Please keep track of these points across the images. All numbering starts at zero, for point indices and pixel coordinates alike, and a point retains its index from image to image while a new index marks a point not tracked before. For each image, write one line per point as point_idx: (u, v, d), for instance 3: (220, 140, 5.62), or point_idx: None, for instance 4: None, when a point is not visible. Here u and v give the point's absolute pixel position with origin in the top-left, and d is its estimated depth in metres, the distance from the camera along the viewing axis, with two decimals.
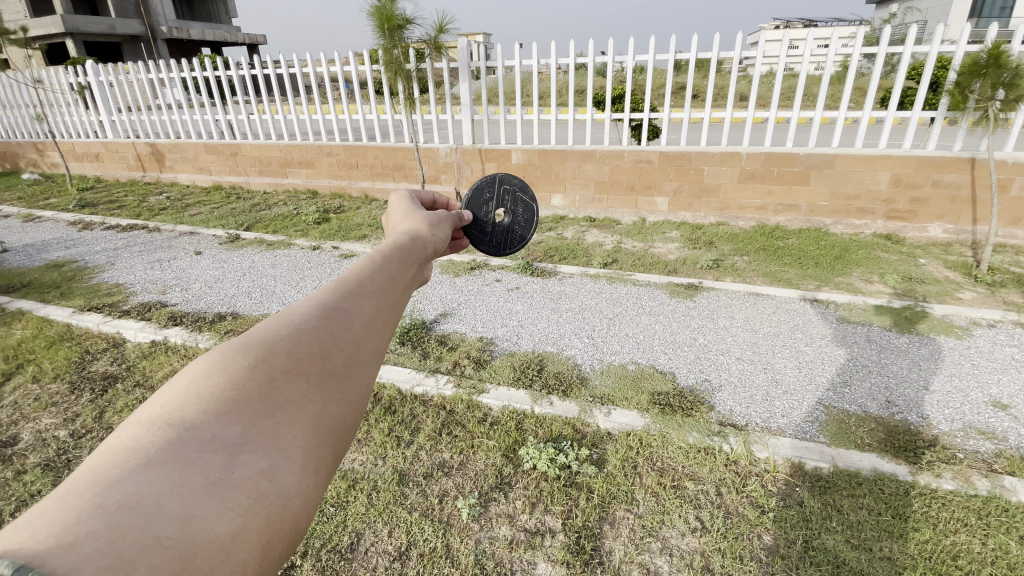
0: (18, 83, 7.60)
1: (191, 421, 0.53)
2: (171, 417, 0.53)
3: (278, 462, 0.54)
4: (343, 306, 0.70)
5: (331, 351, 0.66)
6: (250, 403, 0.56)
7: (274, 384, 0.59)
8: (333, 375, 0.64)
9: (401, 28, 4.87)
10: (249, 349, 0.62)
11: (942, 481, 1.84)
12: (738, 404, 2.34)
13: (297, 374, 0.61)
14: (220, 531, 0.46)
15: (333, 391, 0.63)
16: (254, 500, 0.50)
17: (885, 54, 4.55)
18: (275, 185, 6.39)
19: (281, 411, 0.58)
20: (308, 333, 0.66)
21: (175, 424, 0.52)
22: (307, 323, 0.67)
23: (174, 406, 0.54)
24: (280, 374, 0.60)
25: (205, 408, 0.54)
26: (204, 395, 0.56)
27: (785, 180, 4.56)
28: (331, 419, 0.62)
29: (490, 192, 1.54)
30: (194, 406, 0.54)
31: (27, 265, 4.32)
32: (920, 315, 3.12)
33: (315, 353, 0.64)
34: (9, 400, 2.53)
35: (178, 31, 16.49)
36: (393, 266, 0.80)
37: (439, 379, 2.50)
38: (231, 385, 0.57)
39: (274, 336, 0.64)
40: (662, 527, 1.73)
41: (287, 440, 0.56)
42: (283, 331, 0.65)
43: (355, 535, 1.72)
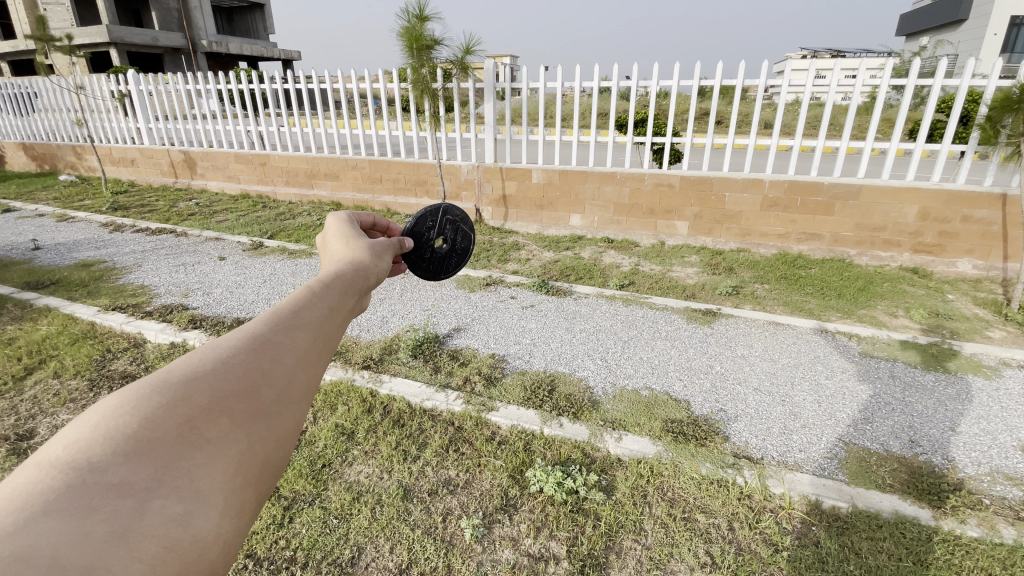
0: (63, 90, 7.96)
1: (97, 462, 0.47)
2: (74, 458, 0.46)
3: (195, 506, 0.49)
4: (276, 339, 0.66)
5: (259, 388, 0.61)
6: (164, 442, 0.51)
7: (192, 424, 0.54)
8: (260, 413, 0.59)
9: (429, 48, 5.00)
10: (167, 385, 0.56)
11: (966, 528, 1.76)
12: (754, 436, 2.27)
13: (218, 412, 0.56)
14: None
15: (259, 428, 0.59)
16: (167, 549, 0.45)
17: (914, 86, 4.48)
18: (300, 196, 6.54)
19: (198, 451, 0.53)
20: (233, 369, 0.61)
21: (79, 467, 0.46)
22: (234, 357, 0.62)
23: (77, 446, 0.47)
24: (198, 413, 0.55)
25: (114, 448, 0.48)
26: (114, 435, 0.50)
27: (808, 209, 4.50)
28: (257, 458, 0.58)
29: (433, 220, 1.44)
30: (102, 447, 0.48)
31: (59, 263, 4.47)
32: (948, 353, 3.01)
33: (241, 389, 0.59)
34: (29, 395, 2.59)
35: (217, 45, 17.15)
36: (335, 296, 0.76)
37: (449, 395, 2.49)
38: (145, 425, 0.51)
39: (194, 372, 0.58)
40: (669, 560, 1.68)
41: (205, 482, 0.51)
42: (205, 367, 0.60)
43: (356, 549, 1.70)
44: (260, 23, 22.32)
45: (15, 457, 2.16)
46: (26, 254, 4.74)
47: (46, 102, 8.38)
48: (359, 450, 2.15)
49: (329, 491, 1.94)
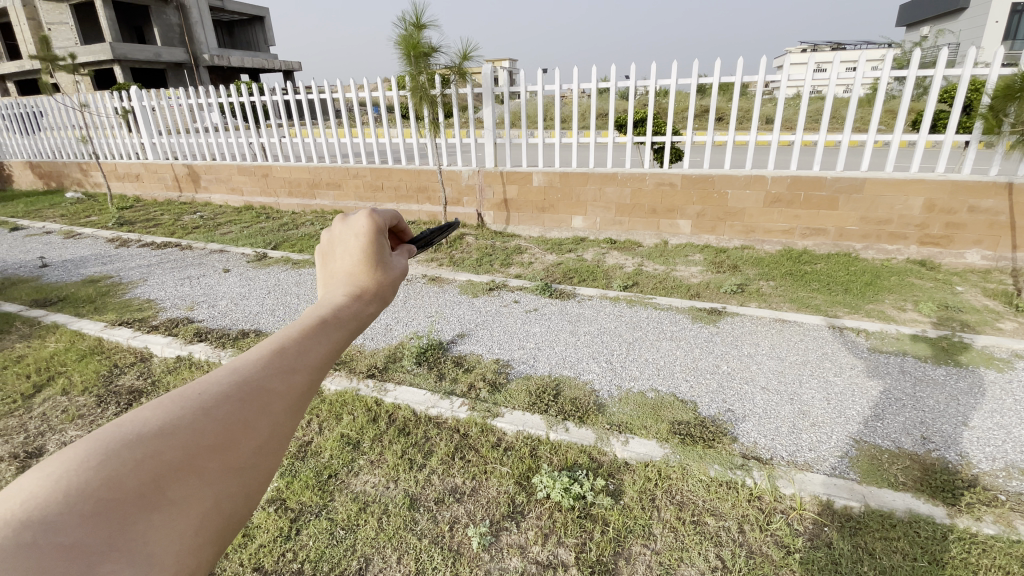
0: (67, 108, 8.06)
1: (54, 515, 0.42)
2: (25, 512, 0.42)
3: (150, 571, 0.45)
4: (268, 384, 0.61)
5: (238, 442, 0.57)
6: (125, 502, 0.47)
7: (159, 482, 0.50)
8: (233, 468, 0.56)
9: (427, 55, 5.01)
10: (138, 438, 0.51)
11: (982, 525, 1.72)
12: (762, 436, 2.24)
13: (189, 468, 0.52)
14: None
15: (229, 485, 0.55)
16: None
17: (915, 77, 4.43)
18: (304, 206, 6.57)
19: (160, 511, 0.49)
20: (212, 419, 0.56)
21: (31, 520, 0.41)
22: (216, 401, 0.58)
23: (35, 500, 0.43)
24: (167, 469, 0.51)
25: (73, 502, 0.44)
26: (76, 488, 0.45)
27: (812, 204, 4.46)
28: (219, 518, 0.54)
29: None
30: (63, 498, 0.43)
31: (66, 280, 4.51)
32: (959, 347, 2.96)
33: (217, 442, 0.55)
34: (38, 412, 2.61)
35: (220, 58, 17.36)
36: (346, 333, 0.70)
37: (453, 401, 2.47)
38: (109, 480, 0.47)
39: (170, 422, 0.54)
40: (680, 565, 1.66)
41: (162, 546, 0.47)
42: (182, 416, 0.55)
43: (363, 560, 1.69)
44: (260, 35, 22.56)
45: None
46: (34, 272, 4.78)
47: (50, 121, 8.48)
48: (366, 460, 2.14)
49: (336, 502, 1.94)
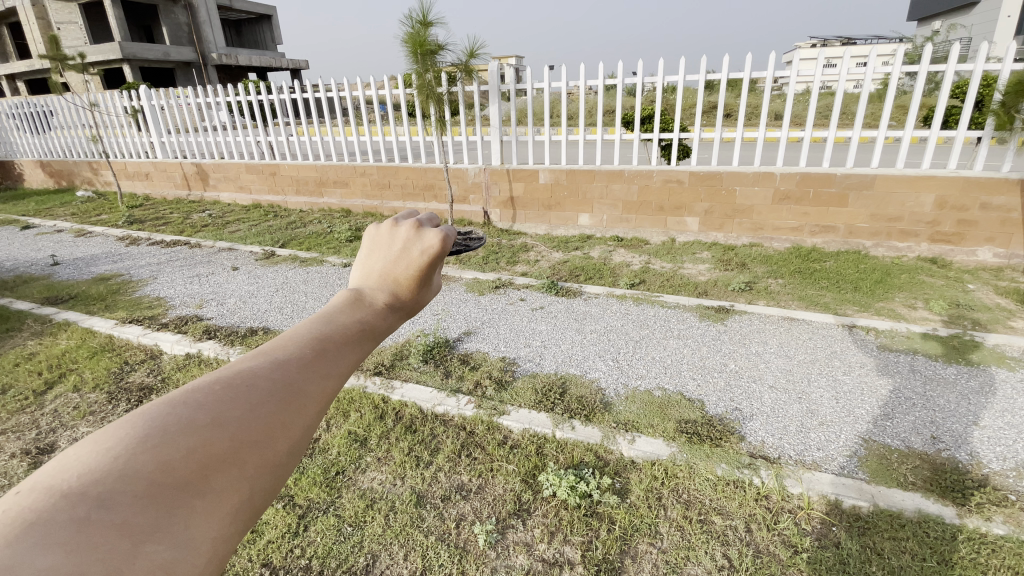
0: (78, 107, 8.14)
1: (108, 495, 0.44)
2: (83, 486, 0.44)
3: (185, 552, 0.47)
4: (304, 387, 0.61)
5: (273, 440, 0.57)
6: (173, 487, 0.48)
7: (204, 471, 0.51)
8: (269, 464, 0.56)
9: (433, 53, 5.01)
10: (188, 427, 0.52)
11: (992, 526, 1.71)
12: (770, 435, 2.23)
13: (230, 460, 0.53)
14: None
15: (264, 480, 0.55)
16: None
17: (926, 72, 4.37)
18: (311, 204, 6.60)
19: (202, 498, 0.50)
20: (256, 414, 0.57)
21: (89, 497, 0.43)
22: (258, 394, 0.58)
23: (92, 478, 0.45)
24: (212, 459, 0.51)
25: (127, 482, 0.46)
26: (132, 468, 0.47)
27: (821, 201, 4.42)
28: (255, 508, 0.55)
29: None
30: (118, 478, 0.46)
31: (77, 278, 4.56)
32: (970, 345, 2.93)
33: (257, 437, 0.55)
34: (50, 408, 2.65)
35: (227, 57, 17.45)
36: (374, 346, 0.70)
37: (460, 399, 2.48)
38: (161, 463, 0.48)
39: (218, 413, 0.55)
40: (686, 564, 1.65)
41: (200, 531, 0.49)
42: (229, 406, 0.56)
43: (370, 557, 1.71)
44: (268, 33, 22.66)
45: None
46: (46, 270, 4.84)
47: (61, 120, 8.56)
48: (373, 457, 2.16)
49: (344, 499, 1.95)
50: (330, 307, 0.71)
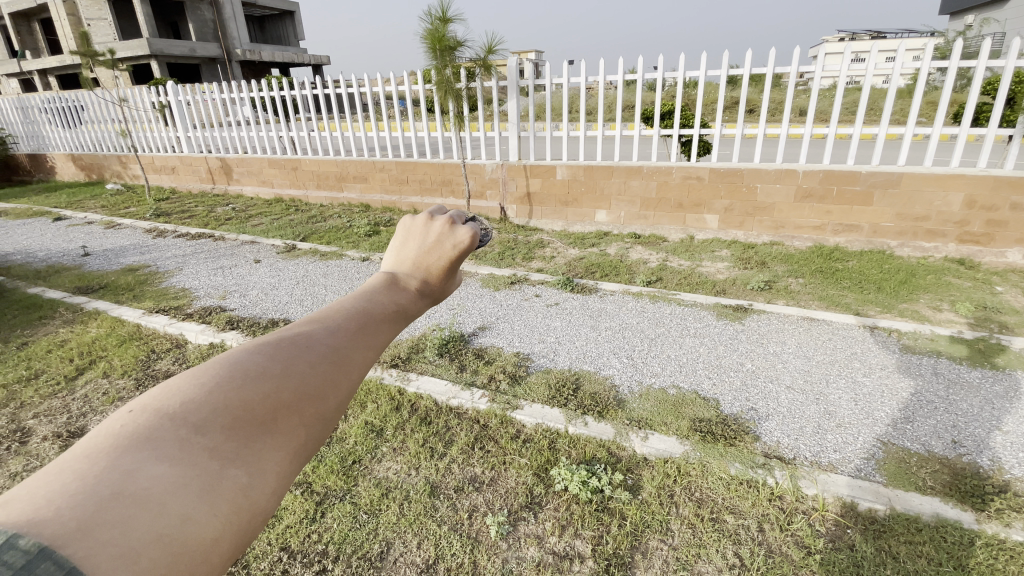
0: (108, 102, 8.37)
1: (200, 420, 0.49)
2: (181, 412, 0.49)
3: (259, 479, 0.50)
4: (356, 351, 0.62)
5: (330, 394, 0.58)
6: (250, 421, 0.52)
7: (277, 411, 0.54)
8: (321, 415, 0.57)
9: (452, 49, 5.03)
10: (263, 372, 0.56)
11: (1012, 532, 1.67)
12: (786, 435, 2.22)
13: (296, 406, 0.55)
14: (202, 534, 0.45)
15: (321, 429, 0.57)
16: (230, 517, 0.47)
17: (958, 67, 4.24)
18: (331, 199, 6.69)
19: (273, 436, 0.53)
20: (318, 366, 0.59)
21: (185, 421, 0.49)
22: (316, 351, 0.60)
23: (187, 406, 0.50)
24: (281, 404, 0.54)
25: (216, 411, 0.50)
26: (218, 398, 0.51)
27: (845, 199, 4.33)
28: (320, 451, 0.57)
29: None
30: (208, 408, 0.50)
31: (107, 269, 4.72)
32: (996, 349, 2.85)
33: (315, 391, 0.57)
34: (81, 393, 2.76)
35: (251, 53, 17.72)
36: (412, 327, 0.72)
37: (475, 393, 2.51)
38: (241, 400, 0.52)
39: (286, 363, 0.57)
40: (697, 561, 1.66)
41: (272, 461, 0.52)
42: (295, 359, 0.58)
43: (385, 544, 1.75)
44: (290, 30, 22.95)
45: None
46: (78, 261, 5.01)
47: (92, 115, 8.83)
48: (388, 447, 2.20)
49: (359, 487, 1.99)
50: (367, 287, 0.72)
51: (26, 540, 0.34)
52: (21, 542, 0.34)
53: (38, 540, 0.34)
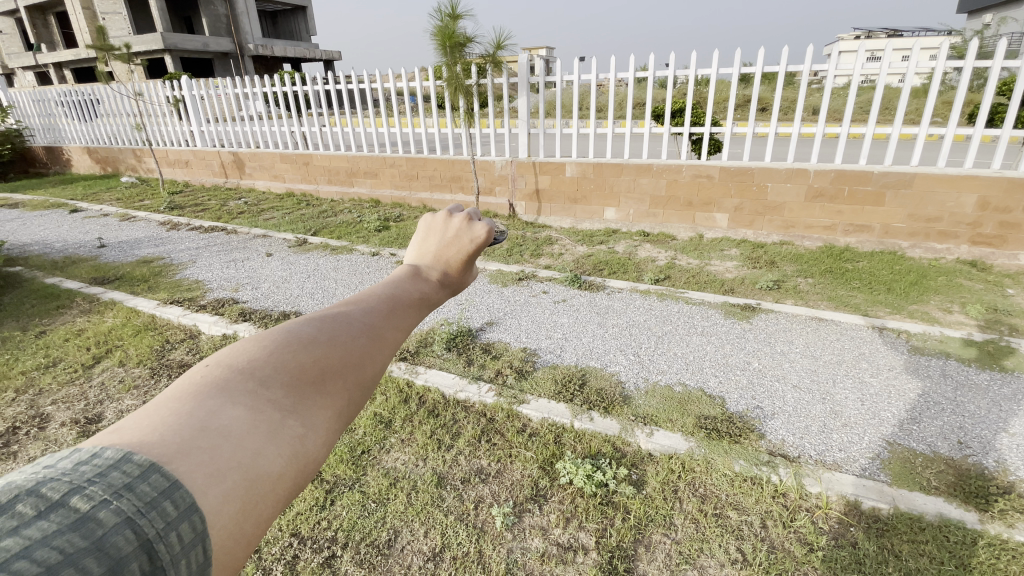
0: (123, 96, 8.49)
1: (262, 378, 0.57)
2: (248, 369, 0.58)
3: (312, 431, 0.57)
4: (390, 327, 0.69)
5: (369, 363, 0.65)
6: (303, 379, 0.59)
7: (324, 373, 0.61)
8: (362, 383, 0.64)
9: (462, 45, 5.03)
10: (312, 339, 0.63)
11: (1015, 533, 1.68)
12: (791, 434, 2.23)
13: (340, 370, 0.63)
14: (269, 471, 0.52)
15: (360, 395, 0.64)
16: (289, 461, 0.54)
17: (974, 67, 4.19)
18: (341, 193, 6.74)
19: (322, 395, 0.60)
20: (358, 339, 0.66)
21: (252, 377, 0.57)
22: (357, 325, 0.67)
23: (253, 365, 0.59)
24: (328, 368, 0.62)
25: (275, 370, 0.58)
26: (276, 360, 0.60)
27: (857, 199, 4.30)
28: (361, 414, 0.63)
29: None
30: (269, 367, 0.59)
31: (122, 260, 4.81)
32: (1005, 351, 2.83)
33: (357, 360, 0.64)
34: (98, 380, 2.83)
35: (263, 48, 17.81)
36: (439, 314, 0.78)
37: (481, 387, 2.55)
38: (296, 363, 0.60)
39: (332, 333, 0.65)
40: (699, 555, 1.68)
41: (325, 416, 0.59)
42: (339, 331, 0.66)
43: (392, 533, 1.79)
44: (303, 25, 23.04)
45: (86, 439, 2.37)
46: (93, 252, 5.11)
47: (108, 109, 8.95)
48: (397, 438, 2.24)
49: (368, 476, 2.04)
50: (395, 276, 0.78)
51: (137, 459, 0.45)
52: (135, 457, 0.45)
53: (146, 459, 0.45)
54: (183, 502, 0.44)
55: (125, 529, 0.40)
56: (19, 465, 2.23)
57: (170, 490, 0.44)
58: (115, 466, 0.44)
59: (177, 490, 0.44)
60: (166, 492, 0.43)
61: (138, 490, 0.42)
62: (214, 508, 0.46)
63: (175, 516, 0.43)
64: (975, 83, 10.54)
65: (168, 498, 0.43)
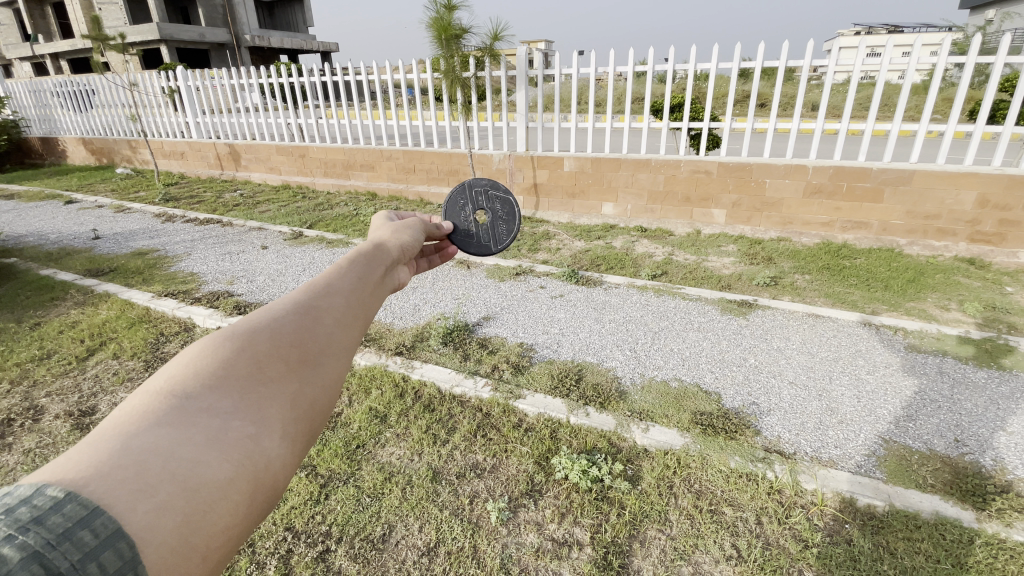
0: (118, 87, 8.41)
1: (189, 391, 0.58)
2: (173, 384, 0.58)
3: (262, 429, 0.59)
4: (318, 302, 0.74)
5: (306, 342, 0.69)
6: (236, 379, 0.61)
7: (258, 365, 0.63)
8: (304, 364, 0.68)
9: (457, 37, 5.04)
10: (231, 336, 0.65)
11: (1012, 532, 1.68)
12: (787, 430, 2.22)
13: (276, 360, 0.65)
14: (216, 478, 0.53)
15: (305, 376, 0.67)
16: (239, 464, 0.56)
17: (975, 64, 4.16)
18: (338, 186, 6.69)
19: (262, 390, 0.62)
20: (286, 329, 0.69)
21: (175, 394, 0.57)
22: (285, 315, 0.70)
23: (174, 379, 0.59)
24: (261, 358, 0.64)
25: (200, 380, 0.59)
26: (200, 369, 0.60)
27: (855, 196, 4.29)
28: (310, 399, 0.66)
29: (465, 199, 1.64)
30: (193, 378, 0.59)
31: (117, 252, 4.77)
32: (1003, 349, 2.83)
33: (294, 342, 0.68)
34: (92, 373, 2.81)
35: (260, 39, 17.62)
36: (377, 277, 0.86)
37: (477, 381, 2.54)
38: (224, 366, 0.62)
39: (255, 327, 0.67)
40: (694, 551, 1.68)
41: (270, 411, 0.61)
42: (265, 325, 0.68)
43: (387, 527, 1.78)
44: (300, 16, 22.82)
45: (80, 432, 2.35)
46: (88, 244, 5.06)
47: (103, 99, 8.86)
48: (392, 433, 2.22)
49: (363, 471, 2.02)
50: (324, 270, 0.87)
51: (53, 490, 0.44)
52: (48, 491, 0.44)
53: (61, 490, 0.44)
54: (104, 530, 0.43)
55: (31, 563, 0.38)
56: (13, 456, 2.21)
57: (87, 519, 0.43)
58: (24, 501, 0.43)
59: (96, 518, 0.43)
60: (82, 521, 0.42)
61: (47, 523, 0.42)
62: (147, 525, 0.46)
63: (94, 544, 0.41)
64: (977, 79, 10.51)
65: (85, 527, 0.42)
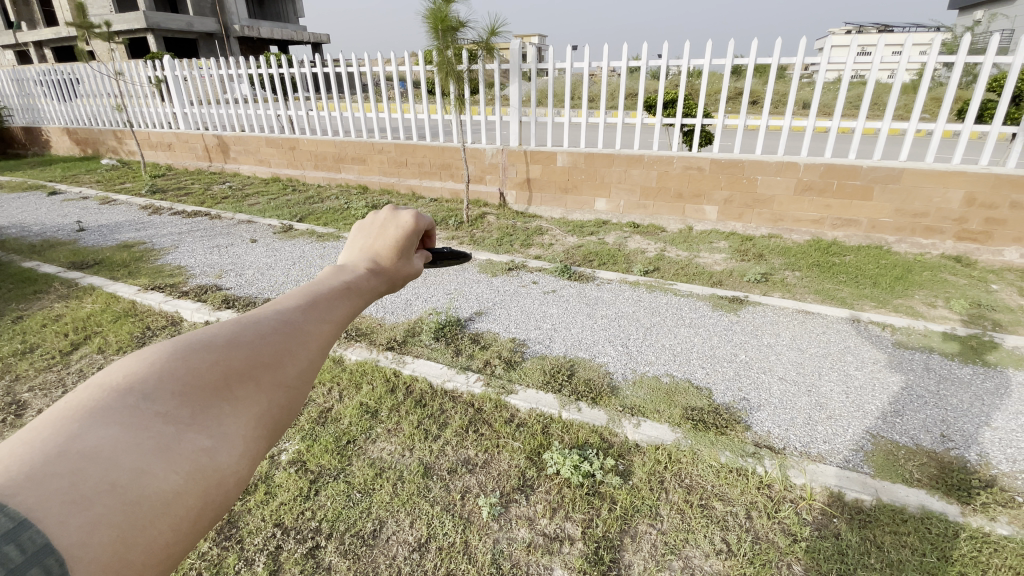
0: (103, 76, 8.24)
1: (149, 391, 0.56)
2: (127, 385, 0.56)
3: (220, 444, 0.58)
4: (308, 325, 0.71)
5: (285, 363, 0.66)
6: (201, 391, 0.59)
7: (226, 379, 0.62)
8: (278, 383, 0.65)
9: (453, 29, 4.84)
10: (208, 343, 0.63)
11: (996, 525, 1.71)
12: (777, 426, 2.24)
13: (247, 375, 0.63)
14: (163, 490, 0.51)
15: (276, 395, 0.65)
16: (190, 476, 0.54)
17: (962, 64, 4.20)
18: (329, 179, 6.62)
19: (227, 405, 0.60)
20: (266, 344, 0.67)
21: (134, 391, 0.55)
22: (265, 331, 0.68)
23: (133, 377, 0.57)
24: (232, 371, 0.63)
25: (162, 382, 0.57)
26: (164, 372, 0.58)
27: (845, 194, 4.33)
28: (274, 418, 0.65)
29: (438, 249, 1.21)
30: (154, 378, 0.57)
31: (101, 244, 4.68)
32: (988, 345, 2.88)
33: (267, 362, 0.65)
34: (76, 368, 2.76)
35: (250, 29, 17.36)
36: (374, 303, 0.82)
37: (469, 376, 2.53)
38: (186, 371, 0.59)
39: (234, 337, 0.65)
40: (684, 546, 1.68)
41: (231, 427, 0.59)
42: (244, 333, 0.67)
43: (377, 523, 1.77)
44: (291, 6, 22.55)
45: None
46: (72, 236, 4.97)
47: (88, 88, 8.69)
48: (383, 428, 2.21)
49: (353, 466, 2.01)
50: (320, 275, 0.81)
51: None
52: None
53: None
54: (31, 544, 0.39)
55: None
56: None
57: (14, 532, 0.39)
58: None
59: (24, 532, 0.39)
60: (8, 534, 0.38)
61: None
62: (77, 540, 0.43)
63: (19, 560, 0.37)
64: (964, 79, 10.66)
65: (12, 541, 0.38)
